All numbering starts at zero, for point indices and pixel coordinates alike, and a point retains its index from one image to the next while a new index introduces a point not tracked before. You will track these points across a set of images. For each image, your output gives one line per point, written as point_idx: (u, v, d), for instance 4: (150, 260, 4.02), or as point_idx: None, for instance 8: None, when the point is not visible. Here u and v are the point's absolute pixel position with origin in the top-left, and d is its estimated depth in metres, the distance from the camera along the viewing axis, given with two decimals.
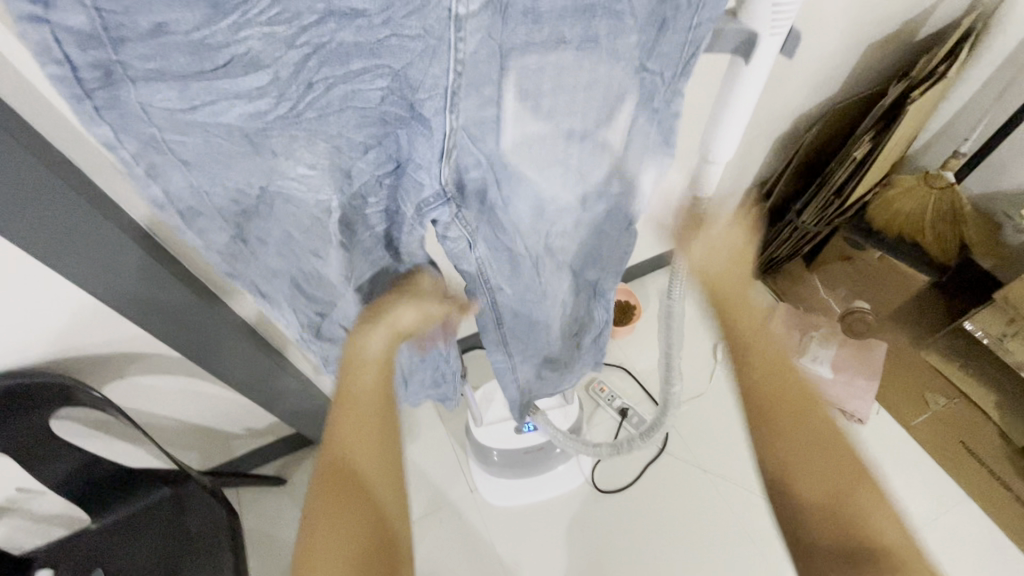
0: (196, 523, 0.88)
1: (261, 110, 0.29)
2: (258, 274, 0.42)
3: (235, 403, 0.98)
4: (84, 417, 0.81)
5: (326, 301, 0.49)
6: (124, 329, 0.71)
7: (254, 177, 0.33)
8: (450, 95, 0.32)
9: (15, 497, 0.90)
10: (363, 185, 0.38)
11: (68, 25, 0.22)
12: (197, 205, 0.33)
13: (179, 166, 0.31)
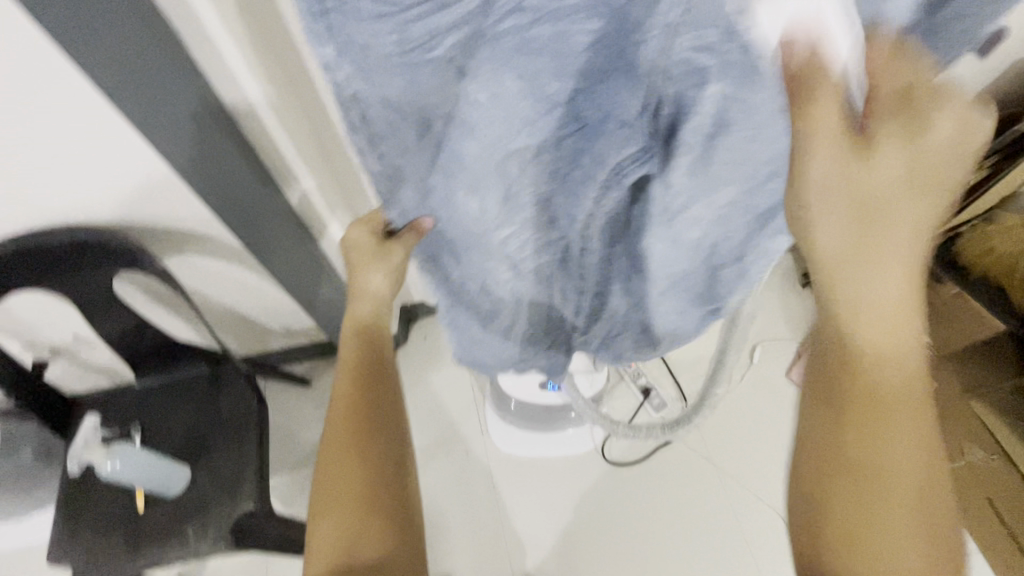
0: (228, 403, 0.91)
1: (469, 18, 0.27)
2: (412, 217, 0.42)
3: (281, 301, 1.01)
4: (143, 283, 0.85)
5: (467, 257, 0.47)
6: (191, 208, 0.72)
7: (445, 104, 0.32)
8: (660, 32, 0.28)
9: (71, 344, 0.97)
10: (539, 141, 0.34)
11: None
12: (387, 125, 0.33)
13: (380, 76, 0.31)
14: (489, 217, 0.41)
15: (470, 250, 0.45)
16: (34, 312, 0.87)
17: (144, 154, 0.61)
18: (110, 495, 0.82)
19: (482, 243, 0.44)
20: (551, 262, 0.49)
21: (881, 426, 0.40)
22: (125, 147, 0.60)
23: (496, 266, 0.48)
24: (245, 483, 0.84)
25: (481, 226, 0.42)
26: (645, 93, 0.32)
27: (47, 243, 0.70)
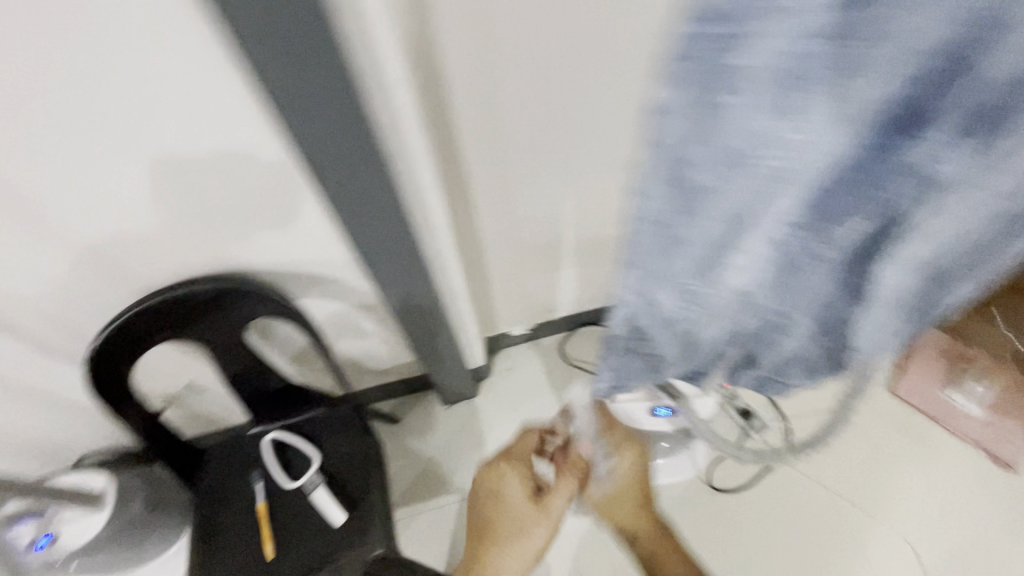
0: (342, 446, 0.91)
1: (793, 72, 0.26)
2: (645, 248, 0.41)
3: (384, 337, 1.04)
4: (266, 329, 0.87)
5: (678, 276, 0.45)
6: (323, 246, 0.77)
7: (744, 142, 0.30)
8: (978, 63, 0.28)
9: (185, 391, 0.98)
10: (786, 159, 0.32)
11: (711, 73, 0.26)
12: (669, 175, 0.33)
13: (696, 147, 0.30)
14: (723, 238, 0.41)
15: (683, 287, 0.47)
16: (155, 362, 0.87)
17: (287, 197, 0.67)
18: (242, 541, 0.83)
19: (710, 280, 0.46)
20: (926, 253, 0.43)
21: None
22: (269, 192, 0.65)
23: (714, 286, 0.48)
24: (375, 524, 0.84)
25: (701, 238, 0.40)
26: (887, 111, 0.30)
27: (196, 288, 0.72)
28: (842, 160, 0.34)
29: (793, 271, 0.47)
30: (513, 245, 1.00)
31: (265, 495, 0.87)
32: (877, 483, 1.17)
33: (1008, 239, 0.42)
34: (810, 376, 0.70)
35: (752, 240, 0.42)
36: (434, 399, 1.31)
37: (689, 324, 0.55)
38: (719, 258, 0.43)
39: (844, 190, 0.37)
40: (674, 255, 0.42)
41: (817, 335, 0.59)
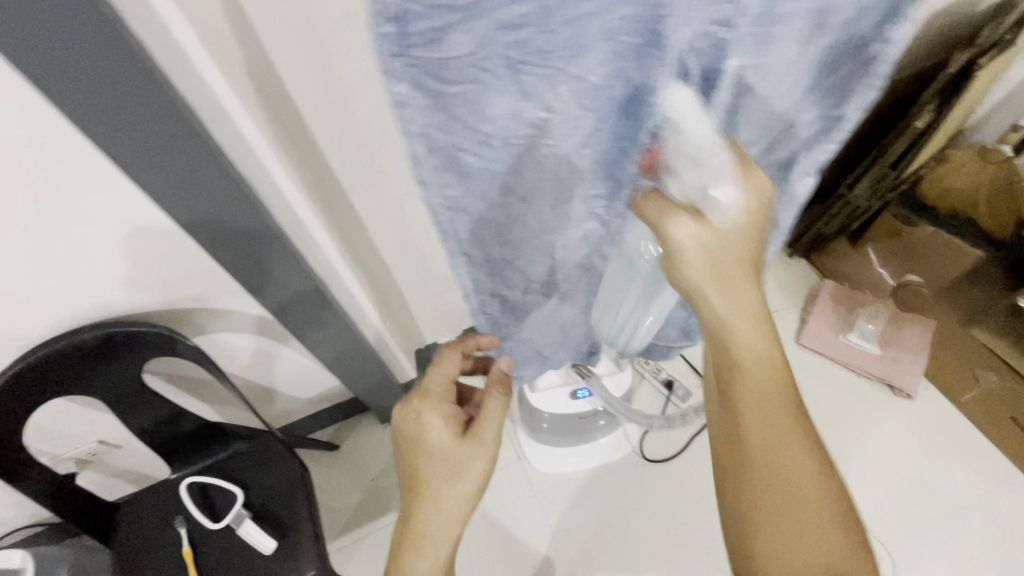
0: (268, 478, 0.90)
1: (497, 56, 0.30)
2: (464, 239, 0.44)
3: (302, 364, 1.04)
4: (167, 370, 0.86)
5: (510, 257, 0.48)
6: (210, 284, 0.77)
7: (492, 125, 0.34)
8: (668, 37, 0.32)
9: (99, 450, 0.96)
10: (542, 134, 0.36)
11: (428, 70, 0.30)
12: (444, 165, 0.36)
13: (450, 135, 0.34)
14: (531, 216, 0.44)
15: (520, 267, 0.50)
16: (52, 423, 0.85)
17: (158, 243, 0.67)
18: None
19: (541, 256, 0.50)
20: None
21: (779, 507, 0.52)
22: (137, 241, 0.65)
23: (551, 262, 0.51)
24: (306, 548, 0.83)
25: (508, 216, 0.43)
26: (609, 82, 0.35)
27: (81, 337, 0.71)
28: (601, 126, 0.38)
29: (618, 238, 0.52)
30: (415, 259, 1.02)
31: (190, 541, 0.85)
32: None
33: (789, 181, 0.48)
34: (687, 338, 0.75)
35: (560, 214, 0.45)
36: (372, 419, 1.31)
37: (548, 303, 0.58)
38: (541, 235, 0.47)
39: (621, 155, 0.42)
40: (493, 238, 0.45)
41: (677, 298, 0.64)
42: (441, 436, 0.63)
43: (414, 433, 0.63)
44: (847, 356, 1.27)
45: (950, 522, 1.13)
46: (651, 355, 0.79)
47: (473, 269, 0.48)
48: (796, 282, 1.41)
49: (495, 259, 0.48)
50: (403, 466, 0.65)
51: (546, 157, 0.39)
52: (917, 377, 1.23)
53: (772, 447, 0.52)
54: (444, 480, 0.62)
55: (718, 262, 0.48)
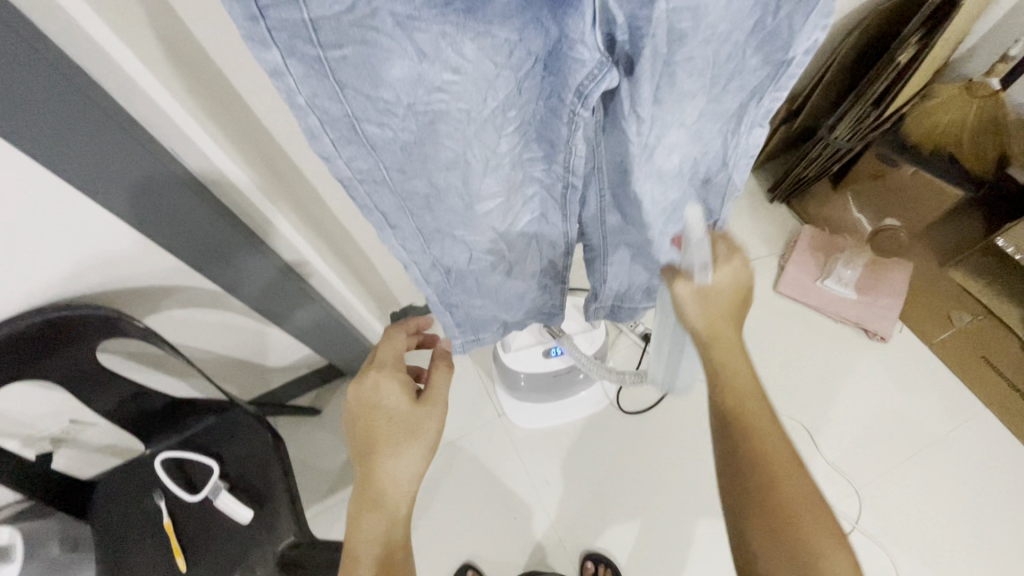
0: (243, 449, 0.91)
1: (382, 9, 0.27)
2: (388, 212, 0.41)
3: (271, 334, 1.02)
4: (125, 348, 0.85)
5: (446, 228, 0.45)
6: (155, 261, 0.74)
7: (393, 88, 0.31)
8: None
9: (72, 428, 0.96)
10: (456, 98, 0.33)
11: (298, 28, 0.26)
12: (346, 136, 0.33)
13: (345, 102, 0.30)
14: (462, 186, 0.41)
15: (459, 238, 0.47)
16: (16, 405, 0.84)
17: (88, 223, 0.63)
18: (150, 565, 0.82)
19: (480, 225, 0.47)
20: (676, 165, 0.45)
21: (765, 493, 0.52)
22: (66, 223, 0.61)
23: (492, 230, 0.48)
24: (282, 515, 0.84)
25: (436, 188, 0.40)
26: (526, 36, 0.32)
27: (25, 322, 0.68)
28: (524, 87, 0.35)
29: (563, 204, 0.48)
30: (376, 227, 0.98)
31: (169, 513, 0.86)
32: (778, 377, 1.23)
33: (739, 133, 0.46)
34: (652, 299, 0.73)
35: (495, 182, 0.42)
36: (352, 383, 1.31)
37: (498, 272, 0.56)
38: (479, 207, 0.44)
39: (553, 117, 0.38)
40: (422, 210, 0.42)
41: (635, 258, 0.61)
42: (397, 402, 0.64)
43: (368, 396, 0.63)
44: (825, 302, 1.26)
45: (924, 461, 1.14)
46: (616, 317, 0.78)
47: (406, 241, 0.45)
48: (777, 228, 1.38)
49: (430, 232, 0.45)
50: (355, 432, 0.63)
51: (469, 125, 0.36)
52: (892, 319, 1.23)
53: (761, 436, 0.54)
54: (400, 440, 0.61)
55: (709, 303, 0.54)
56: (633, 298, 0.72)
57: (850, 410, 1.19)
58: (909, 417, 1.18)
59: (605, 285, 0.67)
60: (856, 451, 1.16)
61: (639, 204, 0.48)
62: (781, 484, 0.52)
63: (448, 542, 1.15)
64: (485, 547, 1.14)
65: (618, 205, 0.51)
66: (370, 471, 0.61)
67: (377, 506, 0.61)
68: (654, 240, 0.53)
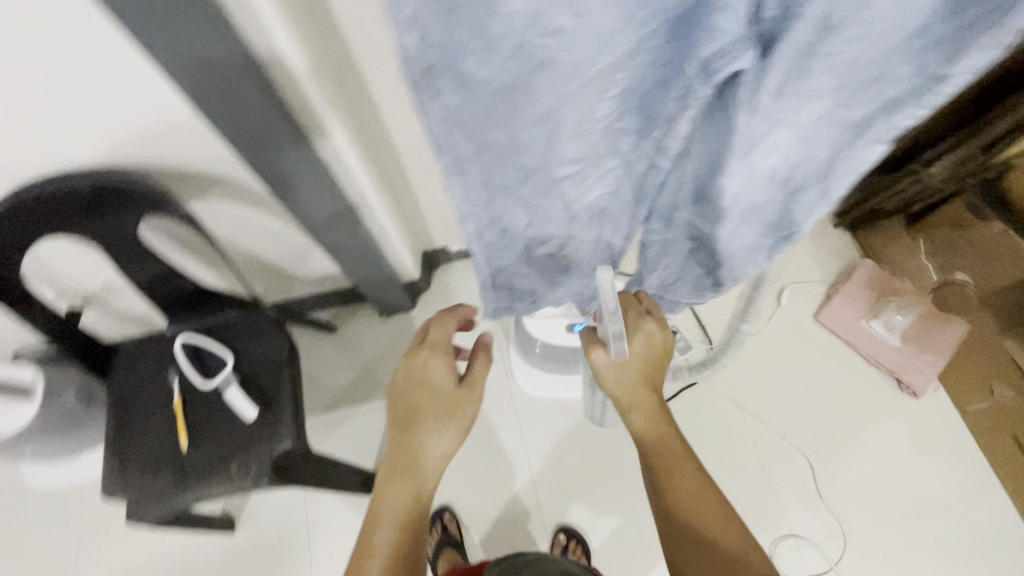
0: (258, 350, 0.92)
1: None
2: (462, 160, 0.38)
3: (305, 246, 1.03)
4: (166, 229, 0.86)
5: (513, 188, 0.43)
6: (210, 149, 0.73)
7: (507, 21, 0.28)
8: None
9: (102, 291, 0.99)
10: (570, 46, 0.30)
11: None
12: (442, 64, 0.30)
13: (451, 25, 0.27)
14: (544, 146, 0.38)
15: (524, 201, 0.45)
16: (57, 259, 0.87)
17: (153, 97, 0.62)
18: (155, 438, 0.86)
19: (551, 192, 0.44)
20: (774, 166, 0.41)
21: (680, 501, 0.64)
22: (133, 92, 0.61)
23: (560, 200, 0.45)
24: (285, 421, 0.86)
25: (517, 142, 0.37)
26: None
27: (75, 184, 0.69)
28: (644, 48, 0.32)
29: (642, 184, 0.45)
30: (426, 158, 0.95)
31: (179, 393, 0.89)
32: (792, 406, 1.20)
33: (855, 147, 0.41)
34: (697, 298, 0.70)
35: (580, 149, 0.39)
36: (372, 310, 1.32)
37: (553, 243, 0.53)
38: (552, 173, 0.41)
39: (660, 88, 0.35)
40: (496, 164, 0.39)
41: (694, 252, 0.59)
42: (443, 382, 0.69)
43: (416, 373, 0.69)
44: (863, 342, 1.22)
45: (925, 523, 1.11)
46: (658, 302, 0.78)
47: (471, 194, 0.42)
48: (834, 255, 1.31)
49: (499, 189, 0.42)
50: (398, 405, 0.68)
51: (570, 83, 0.33)
52: (931, 376, 1.17)
53: (675, 465, 0.67)
54: (438, 419, 0.66)
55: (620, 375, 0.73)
56: (678, 293, 0.70)
57: (858, 456, 1.16)
58: (917, 478, 1.14)
59: (654, 273, 0.65)
60: (854, 497, 1.13)
61: (721, 198, 0.45)
62: (691, 491, 0.65)
63: None
64: (466, 496, 1.17)
65: (697, 197, 0.48)
66: (407, 441, 0.65)
67: (406, 476, 0.64)
68: (725, 236, 0.51)
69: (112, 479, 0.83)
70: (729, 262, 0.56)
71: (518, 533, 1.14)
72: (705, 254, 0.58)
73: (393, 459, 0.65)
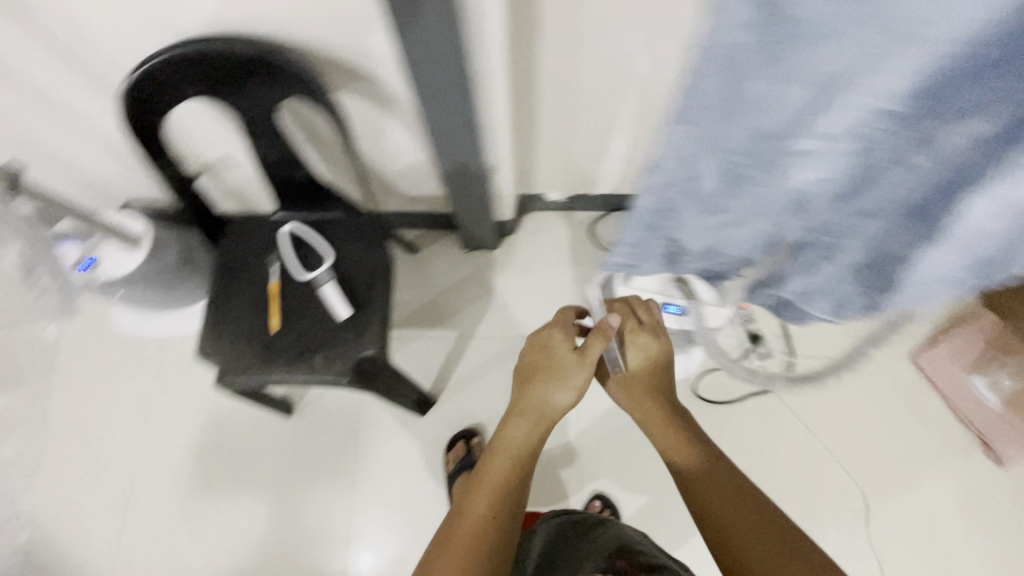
0: (356, 254, 0.93)
1: None
2: (708, 106, 0.34)
3: (417, 161, 1.01)
4: (299, 114, 0.87)
5: (735, 147, 0.39)
6: (367, 38, 0.71)
7: None
8: None
9: (218, 163, 1.01)
10: None
11: None
12: None
13: None
14: (802, 108, 0.34)
15: (734, 165, 0.41)
16: (192, 122, 0.89)
17: None
18: (250, 312, 0.89)
19: (768, 162, 0.40)
20: None
21: (711, 505, 0.66)
22: None
23: (772, 172, 0.41)
24: (373, 327, 0.87)
25: (776, 98, 0.33)
26: None
27: (235, 45, 0.69)
28: (1001, 24, 0.26)
29: (869, 175, 0.41)
30: (561, 95, 0.91)
31: (278, 277, 0.91)
32: (859, 438, 1.16)
33: None
34: (832, 313, 0.66)
35: (838, 122, 0.35)
36: (456, 241, 1.32)
37: (726, 216, 0.49)
38: (784, 141, 0.37)
39: (977, 77, 0.30)
40: (737, 117, 0.35)
41: (865, 261, 0.54)
42: (564, 348, 0.79)
43: (541, 340, 0.81)
44: (960, 396, 1.14)
45: None
46: (781, 312, 0.72)
47: (687, 138, 0.39)
48: None
49: (720, 144, 0.39)
50: (524, 364, 0.81)
51: (877, 33, 0.28)
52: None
53: (707, 472, 0.69)
54: (555, 380, 0.77)
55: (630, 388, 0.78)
56: (816, 301, 0.65)
57: (915, 506, 1.12)
58: (975, 546, 1.09)
59: (802, 271, 0.61)
60: (899, 545, 1.10)
61: (954, 209, 0.40)
62: (724, 497, 0.66)
63: (481, 418, 1.20)
64: None
65: (914, 207, 0.43)
66: (531, 394, 0.77)
67: (525, 421, 0.76)
68: (924, 252, 0.46)
69: (208, 340, 0.87)
70: (909, 283, 0.50)
71: (546, 476, 1.18)
72: (879, 267, 0.53)
73: (518, 406, 0.78)
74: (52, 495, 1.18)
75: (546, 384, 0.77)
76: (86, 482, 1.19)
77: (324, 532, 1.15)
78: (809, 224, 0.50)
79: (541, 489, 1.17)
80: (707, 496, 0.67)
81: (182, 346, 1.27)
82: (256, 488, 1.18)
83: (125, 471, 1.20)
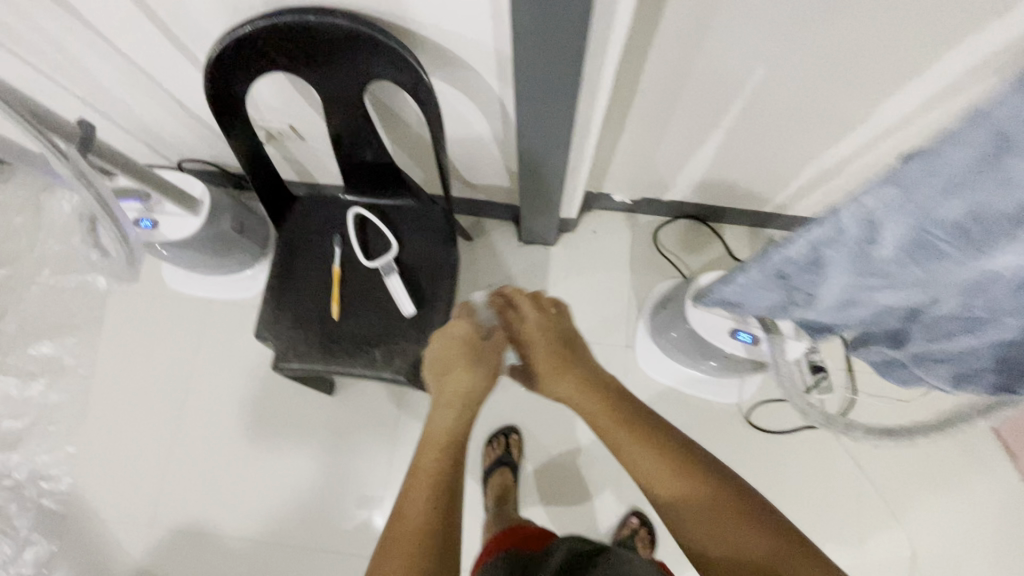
0: (423, 248, 0.89)
1: None
2: (964, 157, 0.29)
3: (492, 152, 0.96)
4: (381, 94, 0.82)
5: (954, 218, 0.33)
6: (474, 23, 0.65)
7: None
8: None
9: (285, 133, 0.97)
10: None
11: None
12: None
13: None
14: None
15: (936, 237, 0.35)
16: (268, 91, 0.85)
17: None
18: (311, 295, 0.87)
19: (980, 245, 0.34)
20: None
21: (671, 488, 0.63)
22: None
23: (978, 256, 0.35)
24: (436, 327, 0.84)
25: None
26: None
27: (329, 19, 0.63)
28: None
29: None
30: (659, 101, 0.85)
31: (341, 262, 0.88)
32: (912, 482, 1.12)
33: None
34: (950, 385, 0.60)
35: None
36: (512, 232, 1.27)
37: (888, 278, 0.44)
38: (1020, 228, 0.31)
39: None
40: (981, 188, 0.30)
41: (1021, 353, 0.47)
42: (460, 340, 0.75)
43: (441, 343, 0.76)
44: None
45: None
46: (882, 372, 0.67)
47: (898, 192, 0.34)
48: None
49: (935, 210, 0.33)
50: (432, 366, 0.76)
51: None
52: None
53: (650, 452, 0.66)
54: (462, 372, 0.72)
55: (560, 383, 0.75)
56: (935, 372, 0.59)
57: (961, 558, 1.09)
58: None
59: (935, 340, 0.55)
60: None
61: None
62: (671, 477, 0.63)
63: (523, 417, 1.18)
64: (550, 443, 1.17)
65: None
66: (447, 394, 0.72)
67: (443, 428, 0.69)
68: None
69: (266, 320, 0.85)
70: None
71: (577, 481, 1.15)
72: None
73: (439, 406, 0.72)
74: (92, 443, 1.20)
75: (456, 385, 0.71)
76: (125, 434, 1.20)
77: (356, 513, 1.15)
78: (976, 305, 0.44)
79: (572, 493, 1.15)
80: (663, 478, 0.64)
81: (228, 309, 1.26)
82: (292, 460, 1.18)
83: (164, 428, 1.21)
